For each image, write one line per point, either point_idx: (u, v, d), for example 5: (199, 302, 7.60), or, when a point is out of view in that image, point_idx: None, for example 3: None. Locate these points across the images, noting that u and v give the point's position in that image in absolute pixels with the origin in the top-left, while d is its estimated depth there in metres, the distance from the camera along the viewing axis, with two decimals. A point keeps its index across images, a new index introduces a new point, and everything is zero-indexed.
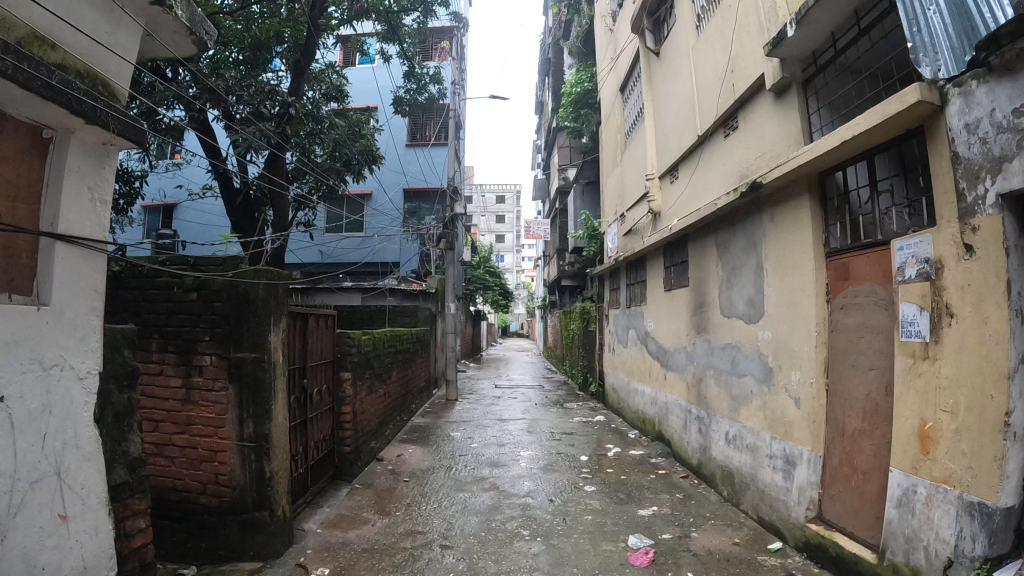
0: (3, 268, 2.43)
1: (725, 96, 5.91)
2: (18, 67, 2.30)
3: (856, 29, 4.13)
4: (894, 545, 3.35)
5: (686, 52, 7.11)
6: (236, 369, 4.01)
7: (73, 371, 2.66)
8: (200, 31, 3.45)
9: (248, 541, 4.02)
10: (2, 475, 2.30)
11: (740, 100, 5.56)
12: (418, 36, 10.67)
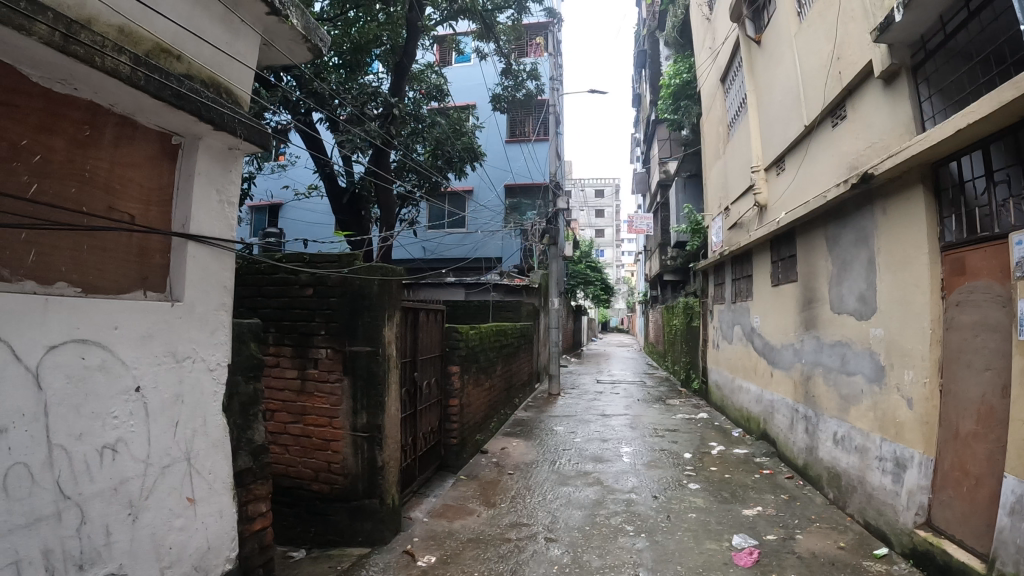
0: (138, 266, 2.63)
1: (831, 85, 5.69)
2: (150, 77, 2.47)
3: (965, 12, 3.91)
4: (1005, 555, 3.15)
5: (789, 41, 6.88)
6: (350, 362, 4.15)
7: (204, 363, 2.84)
8: (315, 38, 3.59)
9: (357, 527, 4.17)
10: (137, 459, 2.48)
11: (848, 88, 5.34)
12: (513, 33, 10.75)
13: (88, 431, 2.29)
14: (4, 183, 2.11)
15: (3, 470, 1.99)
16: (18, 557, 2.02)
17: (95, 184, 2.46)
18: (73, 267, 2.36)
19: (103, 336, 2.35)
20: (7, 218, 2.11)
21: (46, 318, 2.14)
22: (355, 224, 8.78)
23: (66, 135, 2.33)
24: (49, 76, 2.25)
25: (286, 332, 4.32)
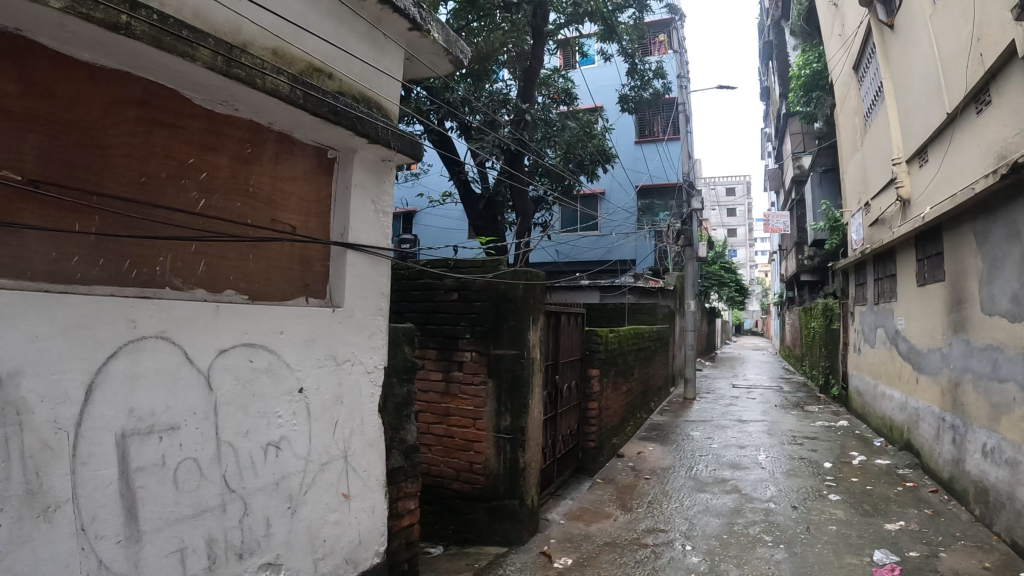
0: (299, 275, 2.82)
1: (973, 68, 5.29)
2: (308, 94, 2.61)
3: None
4: None
5: (924, 23, 6.46)
6: (495, 365, 4.23)
7: (362, 365, 2.98)
8: (457, 51, 3.65)
9: (495, 527, 4.23)
10: (299, 456, 2.63)
11: (991, 72, 4.96)
12: (636, 32, 10.62)
13: (254, 429, 2.45)
14: (173, 200, 2.33)
15: (173, 464, 2.17)
16: (184, 544, 2.19)
17: (258, 198, 2.64)
18: (240, 277, 2.55)
19: (269, 340, 2.51)
20: (175, 231, 2.33)
21: (217, 324, 2.31)
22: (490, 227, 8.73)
23: (229, 152, 2.52)
24: (212, 98, 2.44)
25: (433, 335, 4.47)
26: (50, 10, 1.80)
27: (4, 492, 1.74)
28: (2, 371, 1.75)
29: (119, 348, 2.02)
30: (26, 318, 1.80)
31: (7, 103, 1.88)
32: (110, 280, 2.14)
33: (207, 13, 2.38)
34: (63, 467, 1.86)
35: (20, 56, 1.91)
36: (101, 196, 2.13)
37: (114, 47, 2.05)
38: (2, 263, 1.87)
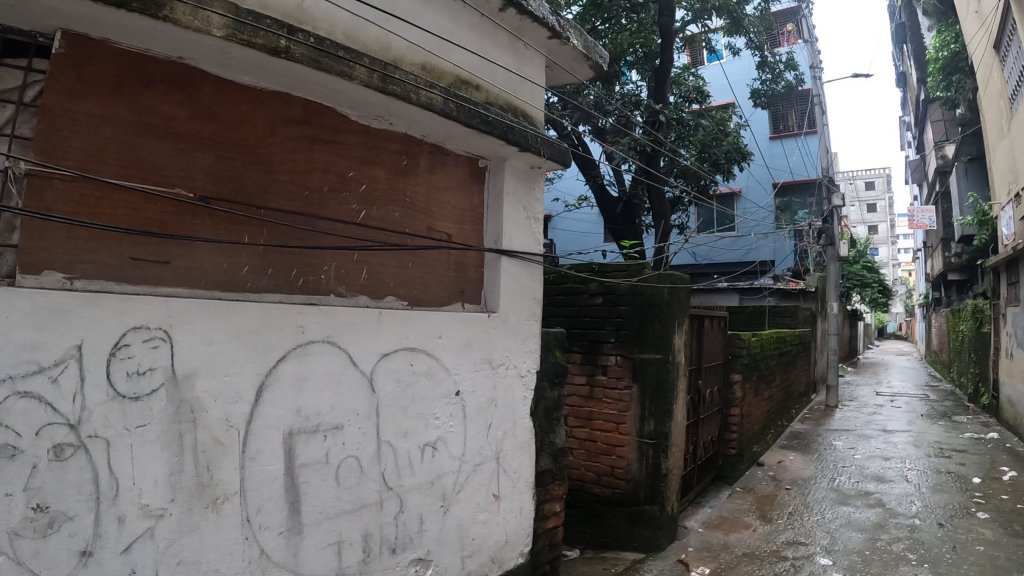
0: (456, 280, 3.07)
1: None
2: (461, 106, 2.75)
3: None
4: None
5: None
6: (640, 369, 4.20)
7: (515, 369, 3.16)
8: (596, 56, 3.66)
9: (634, 533, 4.21)
10: (453, 457, 2.85)
11: None
12: (764, 23, 10.24)
13: (413, 430, 2.68)
14: (335, 212, 2.63)
15: (336, 461, 2.41)
16: (341, 537, 2.42)
17: (415, 209, 2.91)
18: (398, 283, 2.85)
19: (428, 345, 2.76)
20: (337, 242, 2.63)
21: (380, 331, 2.57)
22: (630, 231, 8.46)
23: (386, 165, 2.79)
24: (368, 114, 2.70)
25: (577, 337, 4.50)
26: (214, 38, 2.07)
27: (177, 483, 2.02)
28: (178, 373, 2.04)
29: (287, 352, 2.30)
30: (199, 325, 2.09)
31: (174, 126, 2.23)
32: (278, 287, 2.47)
33: (359, 35, 2.58)
34: (232, 463, 2.14)
35: (186, 84, 2.24)
36: (267, 209, 2.45)
37: (276, 71, 2.31)
38: (176, 272, 2.23)
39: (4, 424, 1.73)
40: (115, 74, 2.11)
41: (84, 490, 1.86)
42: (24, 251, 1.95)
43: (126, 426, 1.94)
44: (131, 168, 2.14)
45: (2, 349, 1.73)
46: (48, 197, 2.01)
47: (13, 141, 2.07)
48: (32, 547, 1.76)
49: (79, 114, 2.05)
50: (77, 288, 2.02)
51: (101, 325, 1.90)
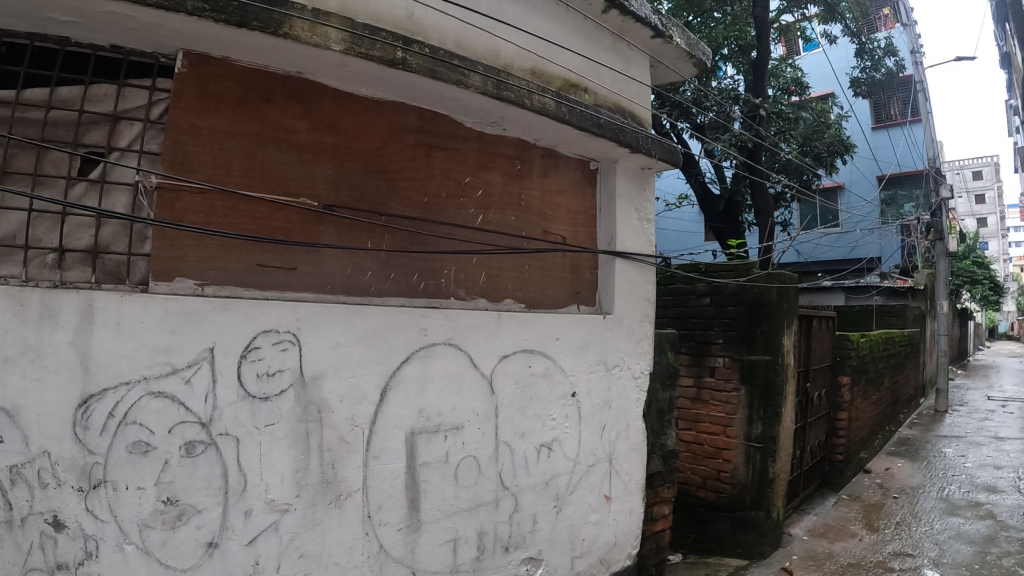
0: (573, 283, 3.19)
1: None
2: (574, 110, 2.86)
3: None
4: None
5: None
6: (749, 371, 4.11)
7: (630, 371, 3.27)
8: (699, 53, 3.62)
9: (737, 538, 4.11)
10: (569, 458, 3.01)
11: None
12: (861, 8, 9.81)
13: (530, 430, 2.86)
14: (454, 218, 2.77)
15: (456, 461, 2.62)
16: (457, 535, 2.63)
17: (530, 212, 3.02)
18: (517, 286, 2.97)
19: (547, 347, 2.93)
20: (457, 246, 2.76)
21: (500, 332, 2.76)
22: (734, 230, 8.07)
23: (501, 170, 2.92)
24: (481, 121, 2.83)
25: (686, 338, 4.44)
26: (333, 52, 2.23)
27: (302, 480, 2.24)
28: (306, 374, 2.26)
29: (411, 353, 2.50)
30: (327, 329, 2.30)
31: (297, 138, 2.40)
32: (400, 291, 2.61)
33: (468, 42, 2.74)
34: (356, 460, 2.35)
35: (304, 97, 2.41)
36: (390, 216, 2.59)
37: (393, 81, 2.45)
38: (302, 277, 2.39)
39: (138, 421, 1.99)
40: (237, 88, 2.29)
41: (213, 485, 2.09)
42: (156, 261, 2.14)
43: (256, 425, 2.18)
44: (257, 180, 2.32)
45: (139, 352, 1.98)
46: (178, 208, 2.21)
47: (142, 155, 2.29)
48: (161, 537, 2.00)
49: (203, 128, 2.23)
50: (207, 294, 2.21)
51: (233, 329, 2.13)
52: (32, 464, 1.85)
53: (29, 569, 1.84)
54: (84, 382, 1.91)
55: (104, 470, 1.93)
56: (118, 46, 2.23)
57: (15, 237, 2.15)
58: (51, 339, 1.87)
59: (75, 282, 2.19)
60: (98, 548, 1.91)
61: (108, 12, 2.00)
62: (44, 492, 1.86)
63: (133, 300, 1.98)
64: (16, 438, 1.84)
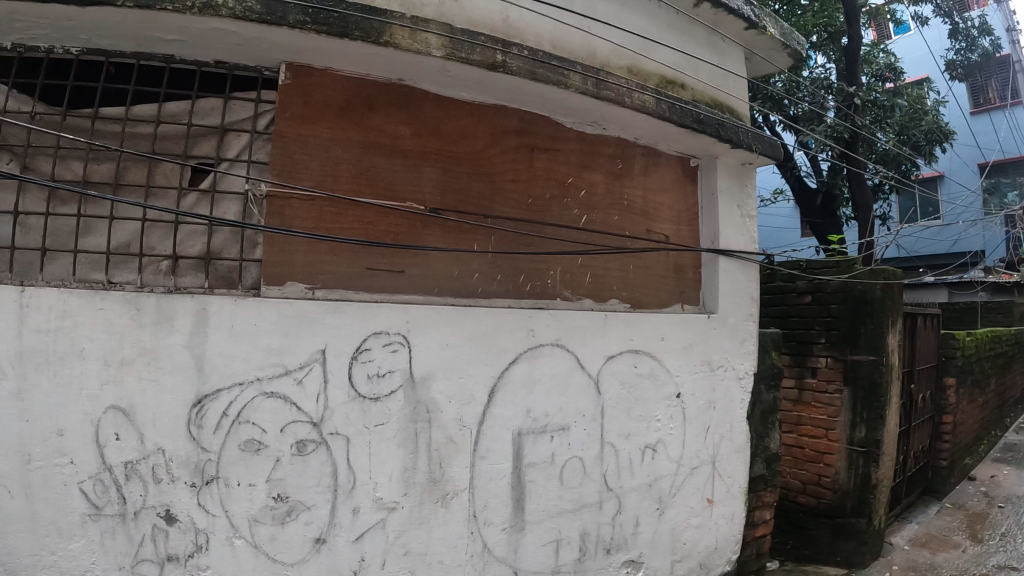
0: (677, 282, 3.15)
1: None
2: (673, 107, 2.84)
3: None
4: None
5: None
6: (852, 371, 3.96)
7: (734, 372, 3.20)
8: (793, 43, 3.51)
9: (838, 546, 3.97)
10: (672, 459, 3.00)
11: None
12: None
13: (635, 432, 2.88)
14: (559, 218, 2.78)
15: (561, 461, 2.69)
16: (559, 536, 2.70)
17: (633, 211, 3.00)
18: (622, 286, 2.95)
19: (653, 348, 2.92)
20: (562, 246, 2.77)
21: (606, 333, 2.78)
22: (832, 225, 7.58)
23: (603, 169, 2.91)
24: (581, 120, 2.83)
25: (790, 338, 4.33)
26: (435, 58, 2.27)
27: (410, 479, 2.38)
28: (415, 376, 2.39)
29: (519, 354, 2.58)
30: (435, 332, 2.42)
31: (402, 144, 2.46)
32: (508, 292, 2.65)
33: (565, 42, 2.75)
34: (464, 460, 2.47)
35: (407, 103, 2.47)
36: (495, 218, 2.63)
37: (494, 83, 2.50)
38: (411, 279, 2.46)
39: (252, 421, 2.17)
40: (341, 98, 2.37)
41: (323, 483, 2.25)
42: (267, 265, 2.24)
43: (366, 425, 2.31)
44: (365, 185, 2.40)
45: (253, 354, 2.17)
46: (287, 215, 2.29)
47: (251, 164, 2.38)
48: (270, 532, 2.18)
49: (310, 137, 2.32)
50: (319, 297, 2.30)
51: (344, 332, 2.28)
52: (147, 460, 2.07)
53: (141, 559, 2.06)
54: (198, 382, 2.11)
55: (217, 467, 2.13)
56: (222, 60, 2.33)
57: (130, 245, 2.30)
58: (168, 342, 2.09)
59: (187, 287, 2.30)
60: (208, 542, 2.11)
61: (213, 29, 2.11)
62: (157, 488, 2.07)
63: (245, 306, 2.16)
64: (132, 435, 2.06)
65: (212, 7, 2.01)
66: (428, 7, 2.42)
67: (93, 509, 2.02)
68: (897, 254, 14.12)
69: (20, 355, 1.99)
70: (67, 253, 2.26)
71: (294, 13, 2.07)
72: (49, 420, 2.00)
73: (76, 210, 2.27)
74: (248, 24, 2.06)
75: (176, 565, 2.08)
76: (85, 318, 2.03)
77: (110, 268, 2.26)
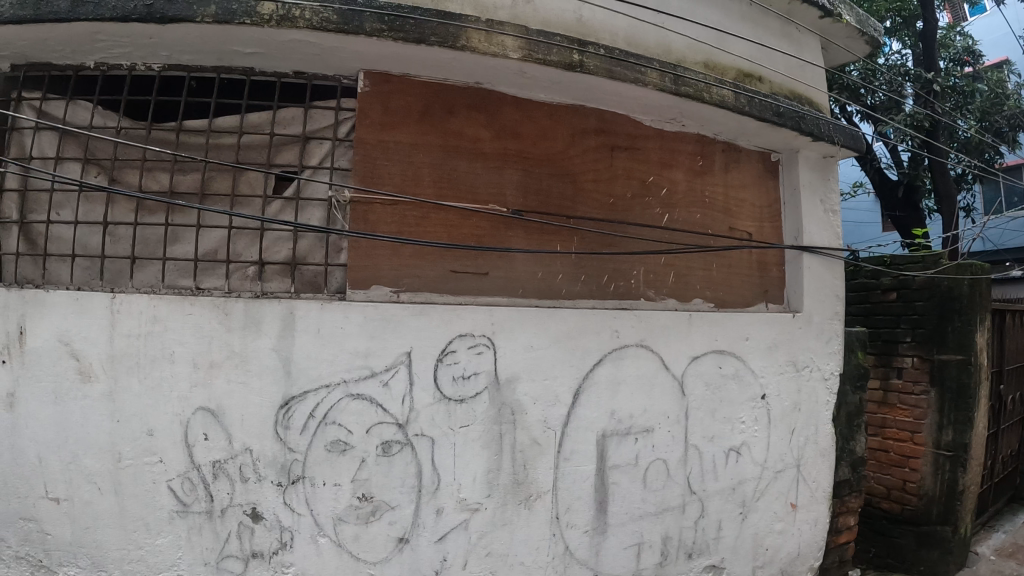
0: (760, 280, 3.08)
1: None
2: (753, 101, 2.78)
3: None
4: None
5: None
6: (939, 372, 3.78)
7: (819, 372, 3.11)
8: (870, 29, 3.39)
9: (922, 555, 3.81)
10: (755, 462, 2.94)
11: None
12: None
13: (719, 434, 2.84)
14: (641, 217, 2.76)
15: (646, 463, 2.67)
16: (642, 539, 2.69)
17: (715, 208, 2.95)
18: (706, 285, 2.90)
19: (738, 348, 2.87)
20: (644, 246, 2.74)
21: (690, 333, 2.74)
22: (917, 219, 6.68)
23: (684, 167, 2.87)
24: (660, 118, 2.80)
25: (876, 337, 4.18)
26: (511, 60, 2.28)
27: (494, 480, 2.41)
28: (500, 378, 2.41)
29: (604, 354, 2.57)
30: (521, 334, 2.43)
31: (482, 146, 2.49)
32: (592, 293, 2.64)
33: (640, 39, 2.72)
34: (548, 462, 2.48)
35: (485, 106, 2.50)
36: (577, 218, 2.63)
37: (572, 83, 2.49)
38: (495, 281, 2.47)
39: (337, 422, 2.24)
40: (420, 103, 2.41)
41: (408, 483, 2.31)
42: (352, 270, 2.29)
43: (451, 426, 2.35)
44: (447, 189, 2.43)
45: (339, 356, 2.23)
46: (371, 220, 2.34)
47: (333, 171, 2.43)
48: (354, 531, 2.26)
49: (391, 143, 2.37)
50: (403, 301, 2.35)
51: (429, 335, 2.32)
52: (235, 459, 2.19)
53: (226, 555, 2.20)
54: (285, 385, 2.20)
55: (303, 467, 2.22)
56: (300, 70, 2.40)
57: (217, 252, 2.39)
58: (255, 345, 2.19)
59: (274, 292, 2.37)
60: (292, 539, 2.22)
61: (292, 41, 2.17)
62: (243, 486, 2.19)
63: (332, 310, 2.23)
64: (220, 436, 2.18)
65: (290, 20, 2.07)
66: (502, 10, 2.45)
67: (180, 506, 2.18)
68: (986, 248, 13.46)
69: (112, 358, 2.16)
70: (156, 261, 2.37)
71: (370, 22, 2.11)
72: (140, 421, 2.16)
73: (164, 219, 2.38)
74: (325, 34, 2.11)
75: (262, 560, 2.21)
76: (173, 322, 2.17)
77: (198, 275, 2.36)
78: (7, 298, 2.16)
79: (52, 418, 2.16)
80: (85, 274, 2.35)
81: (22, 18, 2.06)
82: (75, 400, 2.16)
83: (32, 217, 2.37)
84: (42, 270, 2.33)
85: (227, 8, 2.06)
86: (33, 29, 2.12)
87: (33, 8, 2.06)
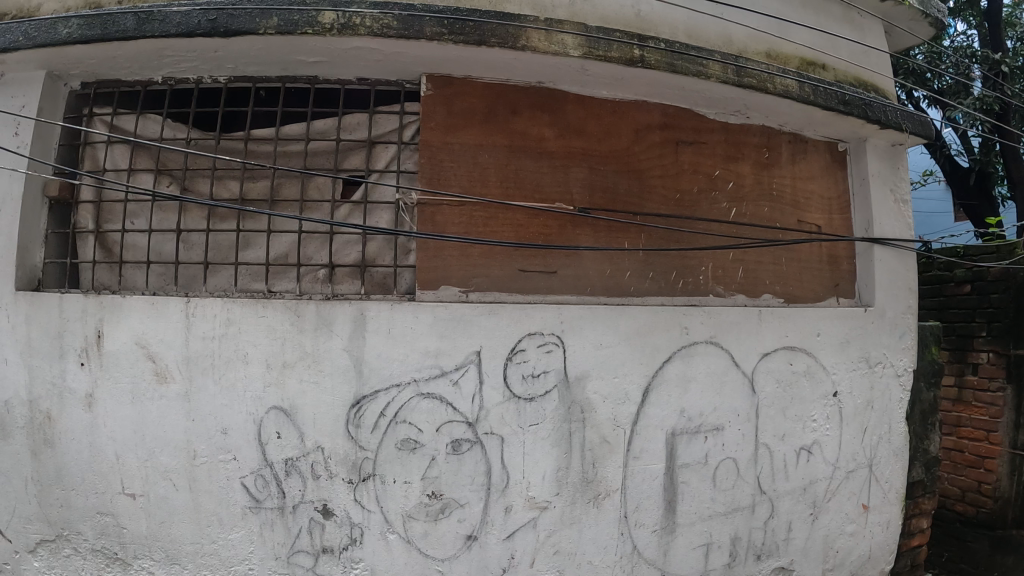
0: (831, 275, 3.02)
1: None
2: (818, 90, 2.72)
3: None
4: None
5: None
6: (1016, 368, 3.63)
7: (893, 369, 3.02)
8: (933, 9, 3.26)
9: (997, 560, 3.67)
10: (827, 462, 2.87)
11: None
12: None
13: (791, 432, 2.79)
14: (708, 212, 2.74)
15: (715, 462, 2.64)
16: (711, 539, 2.67)
17: (784, 201, 2.90)
18: (777, 280, 2.86)
19: (809, 344, 2.81)
20: (711, 241, 2.72)
21: (760, 330, 2.70)
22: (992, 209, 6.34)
23: (751, 159, 2.83)
24: (724, 111, 2.77)
25: (951, 332, 4.06)
26: (572, 58, 2.28)
27: (563, 479, 2.42)
28: (570, 376, 2.41)
29: (673, 353, 2.55)
30: (591, 332, 2.43)
31: (547, 145, 2.50)
32: (661, 290, 2.63)
33: (700, 31, 2.69)
34: (618, 460, 2.48)
35: (549, 105, 2.51)
36: (644, 215, 2.61)
37: (634, 79, 2.48)
38: (563, 280, 2.48)
39: (409, 421, 2.28)
40: (483, 105, 2.43)
41: (478, 480, 2.34)
42: (421, 271, 2.33)
43: (521, 425, 2.37)
44: (513, 188, 2.46)
45: (410, 355, 2.27)
46: (439, 221, 2.37)
47: (399, 174, 2.46)
48: (423, 528, 2.31)
49: (455, 144, 2.41)
50: (472, 300, 2.38)
51: (499, 334, 2.34)
52: (308, 457, 2.25)
53: (297, 550, 2.28)
54: (356, 384, 2.25)
55: (373, 465, 2.27)
56: (364, 77, 2.43)
57: (288, 255, 2.45)
58: (327, 345, 2.24)
59: (345, 293, 2.42)
60: (362, 535, 2.28)
61: (354, 49, 2.22)
62: (315, 484, 2.26)
63: (402, 311, 2.27)
64: (294, 434, 2.25)
65: (351, 28, 2.11)
66: (561, 9, 2.46)
67: (255, 502, 2.25)
68: None
69: (187, 360, 2.24)
70: (228, 266, 2.45)
71: (430, 26, 2.14)
72: (215, 421, 2.24)
73: (236, 225, 2.45)
74: (387, 40, 2.15)
75: (331, 555, 2.28)
76: (247, 325, 2.24)
77: (269, 279, 2.43)
78: (86, 303, 2.25)
79: (129, 417, 2.25)
80: (160, 280, 2.44)
81: (91, 38, 2.15)
82: (152, 401, 2.24)
83: (108, 227, 2.46)
84: (118, 276, 2.44)
85: (289, 19, 2.11)
86: (103, 47, 2.21)
87: (101, 28, 2.15)
